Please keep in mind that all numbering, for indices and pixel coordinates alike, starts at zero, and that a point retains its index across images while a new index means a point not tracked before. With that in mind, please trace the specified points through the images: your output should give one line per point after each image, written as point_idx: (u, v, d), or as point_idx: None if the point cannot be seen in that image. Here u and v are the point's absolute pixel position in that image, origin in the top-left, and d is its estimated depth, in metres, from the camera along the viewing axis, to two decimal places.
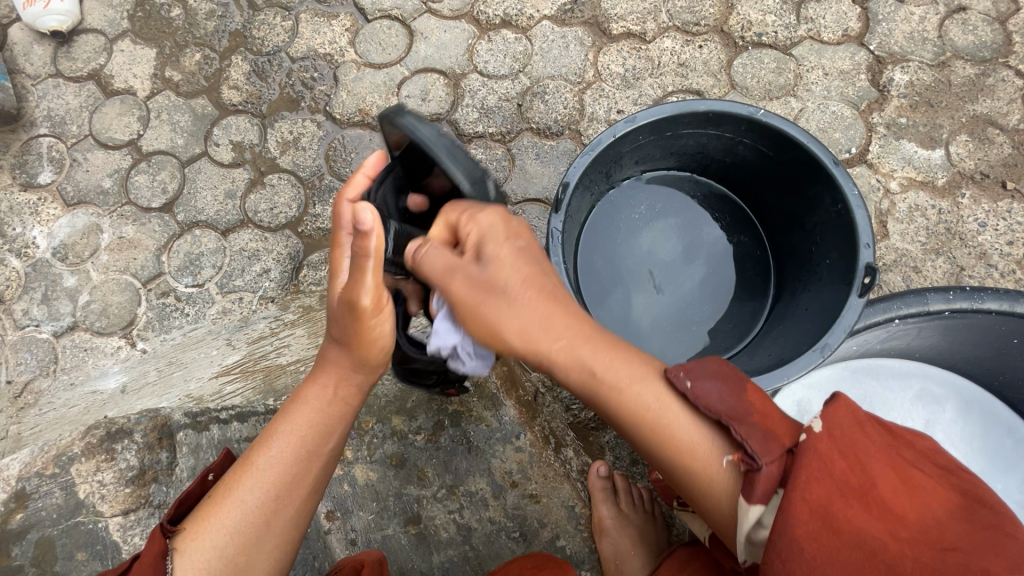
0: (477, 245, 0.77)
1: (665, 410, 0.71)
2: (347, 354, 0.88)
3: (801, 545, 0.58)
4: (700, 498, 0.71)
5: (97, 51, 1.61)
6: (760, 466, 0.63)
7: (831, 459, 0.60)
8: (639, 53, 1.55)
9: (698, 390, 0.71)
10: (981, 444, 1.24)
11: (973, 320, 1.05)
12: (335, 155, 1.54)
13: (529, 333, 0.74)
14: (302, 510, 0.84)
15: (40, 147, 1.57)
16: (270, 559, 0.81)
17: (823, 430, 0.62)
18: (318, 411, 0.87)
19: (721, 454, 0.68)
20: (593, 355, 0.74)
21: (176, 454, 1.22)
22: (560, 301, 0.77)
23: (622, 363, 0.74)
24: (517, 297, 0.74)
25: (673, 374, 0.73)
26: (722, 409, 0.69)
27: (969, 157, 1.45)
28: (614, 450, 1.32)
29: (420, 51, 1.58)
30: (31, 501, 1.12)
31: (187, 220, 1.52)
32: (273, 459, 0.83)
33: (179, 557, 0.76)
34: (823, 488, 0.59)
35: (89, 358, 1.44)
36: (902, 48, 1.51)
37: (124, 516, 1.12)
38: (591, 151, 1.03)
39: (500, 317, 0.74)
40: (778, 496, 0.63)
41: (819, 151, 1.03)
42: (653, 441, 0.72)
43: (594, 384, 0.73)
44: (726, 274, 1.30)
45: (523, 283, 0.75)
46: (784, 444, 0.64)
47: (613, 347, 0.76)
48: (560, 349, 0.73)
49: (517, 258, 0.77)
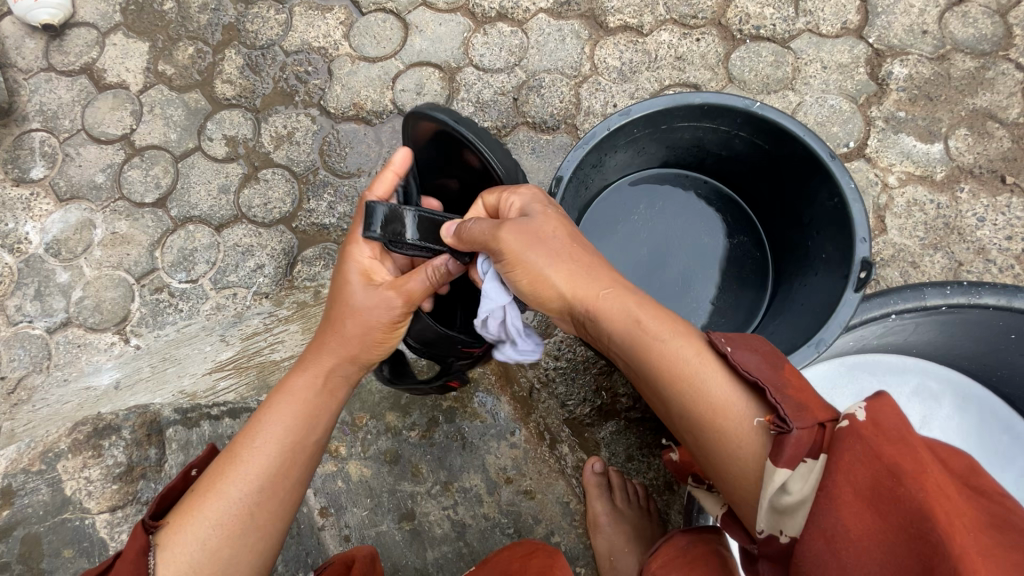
0: (522, 209, 0.86)
1: (704, 366, 0.73)
2: (344, 346, 0.92)
3: (839, 520, 0.57)
4: (723, 455, 0.70)
5: (90, 44, 1.60)
6: (791, 429, 0.63)
7: (882, 446, 0.57)
8: (636, 46, 1.53)
9: (737, 355, 0.72)
10: (977, 439, 1.24)
11: (970, 316, 1.04)
12: (329, 149, 1.53)
13: (580, 284, 0.81)
14: (291, 495, 0.85)
15: (33, 142, 1.55)
16: (258, 546, 0.80)
17: (868, 419, 0.60)
18: (304, 401, 0.88)
19: (753, 415, 0.69)
20: (639, 307, 0.79)
21: (165, 451, 1.22)
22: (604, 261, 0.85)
23: (662, 320, 0.78)
24: (565, 252, 0.83)
25: (714, 338, 0.75)
26: (760, 375, 0.70)
27: (968, 151, 1.44)
28: (610, 446, 1.27)
29: (415, 45, 1.57)
30: (18, 498, 1.09)
31: (181, 215, 1.51)
32: (259, 450, 0.83)
33: (163, 551, 0.74)
34: (868, 471, 0.57)
35: (82, 355, 1.43)
36: (902, 41, 1.49)
37: (111, 513, 1.11)
38: (586, 145, 1.01)
39: (549, 269, 0.82)
40: (806, 465, 0.62)
41: (816, 144, 1.02)
42: (686, 392, 0.73)
43: (637, 332, 0.77)
44: (721, 276, 1.29)
45: (571, 243, 0.84)
46: (818, 417, 0.64)
47: (655, 306, 0.81)
48: (605, 297, 0.80)
49: (563, 220, 0.86)
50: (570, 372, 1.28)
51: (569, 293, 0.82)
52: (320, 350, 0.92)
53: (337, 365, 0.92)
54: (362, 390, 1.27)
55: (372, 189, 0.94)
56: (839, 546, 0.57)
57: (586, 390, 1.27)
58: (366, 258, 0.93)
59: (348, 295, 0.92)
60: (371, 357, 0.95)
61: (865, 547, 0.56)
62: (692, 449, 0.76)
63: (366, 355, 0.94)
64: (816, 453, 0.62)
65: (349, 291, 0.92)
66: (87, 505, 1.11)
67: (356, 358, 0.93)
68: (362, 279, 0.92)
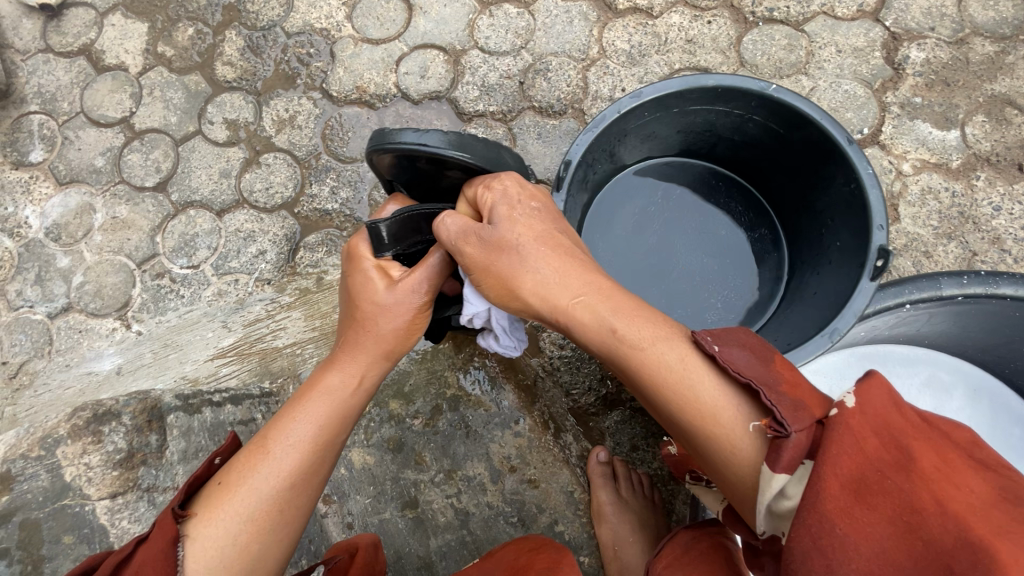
0: (491, 209, 0.83)
1: (690, 370, 0.71)
2: (374, 342, 0.89)
3: (830, 516, 0.56)
4: (719, 465, 0.68)
5: (87, 25, 1.57)
6: (789, 432, 0.60)
7: (864, 435, 0.57)
8: (645, 28, 1.50)
9: (725, 355, 0.70)
10: (989, 432, 1.22)
11: (987, 306, 1.01)
12: (332, 134, 1.50)
13: (549, 292, 0.80)
14: (315, 491, 0.84)
15: (31, 124, 1.53)
16: (283, 544, 0.80)
17: (856, 405, 0.59)
18: (339, 399, 0.86)
19: (747, 420, 0.67)
20: (615, 313, 0.76)
21: (166, 437, 1.19)
22: (575, 259, 0.82)
23: (644, 322, 0.75)
24: (533, 255, 0.81)
25: (700, 337, 0.72)
26: (751, 374, 0.68)
27: (985, 138, 1.41)
28: (615, 435, 1.27)
29: (419, 26, 1.53)
30: (16, 483, 1.01)
31: (182, 200, 1.49)
32: (292, 447, 0.81)
33: (193, 543, 0.73)
34: (855, 464, 0.56)
35: (84, 340, 1.42)
36: (919, 24, 1.45)
37: (112, 499, 1.05)
38: (595, 128, 0.99)
39: (519, 276, 0.81)
40: (804, 466, 0.60)
41: (832, 128, 0.99)
42: (671, 401, 0.71)
43: (615, 340, 0.75)
44: (736, 269, 1.26)
45: (540, 242, 0.82)
46: (814, 414, 0.61)
47: (637, 307, 0.78)
48: (579, 303, 0.78)
49: (532, 215, 0.84)
50: (575, 361, 1.26)
51: (541, 304, 0.80)
52: (354, 344, 0.89)
53: (372, 361, 0.89)
54: None
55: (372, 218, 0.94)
56: (830, 542, 0.56)
57: (591, 378, 1.26)
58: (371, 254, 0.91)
59: (364, 291, 0.89)
60: (401, 354, 0.93)
61: (855, 541, 0.56)
62: (689, 452, 0.74)
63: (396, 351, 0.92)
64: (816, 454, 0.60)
65: (370, 289, 0.88)
66: (86, 490, 1.04)
67: (387, 356, 0.91)
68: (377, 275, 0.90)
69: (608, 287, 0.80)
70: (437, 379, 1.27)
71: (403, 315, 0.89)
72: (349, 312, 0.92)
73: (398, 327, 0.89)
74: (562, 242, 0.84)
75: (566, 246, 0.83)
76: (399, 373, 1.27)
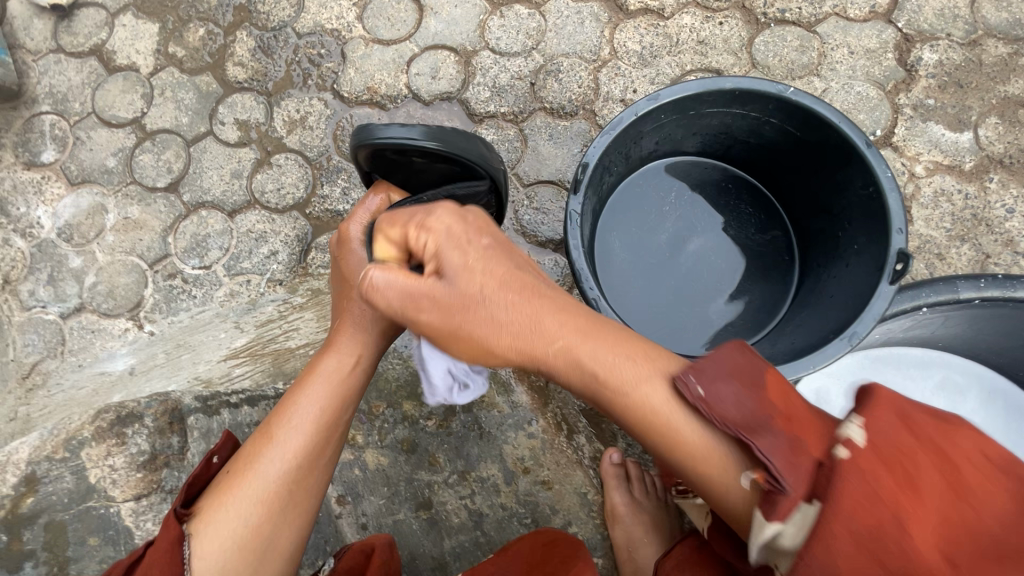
0: (436, 258, 0.72)
1: (673, 415, 0.67)
2: (369, 329, 0.91)
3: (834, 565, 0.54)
4: (711, 501, 0.68)
5: (98, 25, 1.57)
6: (784, 488, 0.57)
7: (873, 477, 0.54)
8: (656, 29, 1.49)
9: (710, 397, 0.65)
10: (1002, 434, 1.23)
11: (1004, 309, 1.02)
12: (343, 135, 1.51)
13: (524, 344, 0.70)
14: (326, 465, 0.85)
15: (43, 125, 1.53)
16: (298, 519, 0.81)
17: (863, 443, 0.56)
18: (338, 377, 0.88)
19: (738, 469, 0.64)
20: (593, 354, 0.70)
21: (187, 438, 1.21)
22: (547, 299, 0.72)
23: (620, 351, 0.71)
24: (498, 308, 0.70)
25: (682, 379, 0.67)
26: (738, 419, 0.63)
27: (998, 140, 1.40)
28: (626, 436, 1.28)
29: (430, 27, 1.53)
30: (42, 484, 1.10)
31: (194, 200, 1.49)
32: (296, 428, 0.82)
33: (199, 540, 0.73)
34: (863, 514, 0.54)
35: (96, 340, 1.43)
36: (931, 26, 1.45)
37: (136, 501, 1.12)
38: (612, 131, 0.99)
39: (489, 336, 0.71)
40: (801, 513, 0.56)
41: (851, 131, 0.99)
42: (658, 445, 0.69)
43: (600, 386, 0.70)
44: (749, 270, 1.26)
45: (504, 283, 0.71)
46: (814, 455, 0.58)
47: (614, 342, 0.72)
48: (557, 353, 0.71)
49: (486, 257, 0.72)
50: None
51: (518, 355, 0.72)
52: (347, 330, 0.92)
53: (368, 337, 0.92)
54: (379, 378, 1.26)
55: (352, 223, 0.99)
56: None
57: None
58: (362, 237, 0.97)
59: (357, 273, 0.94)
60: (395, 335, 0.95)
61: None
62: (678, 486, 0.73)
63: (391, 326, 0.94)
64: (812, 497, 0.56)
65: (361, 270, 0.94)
66: (111, 493, 1.12)
67: (384, 337, 0.93)
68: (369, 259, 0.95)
69: (586, 323, 0.72)
70: None
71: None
72: (344, 296, 0.95)
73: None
74: (524, 275, 0.73)
75: (532, 284, 0.73)
76: (413, 374, 1.27)
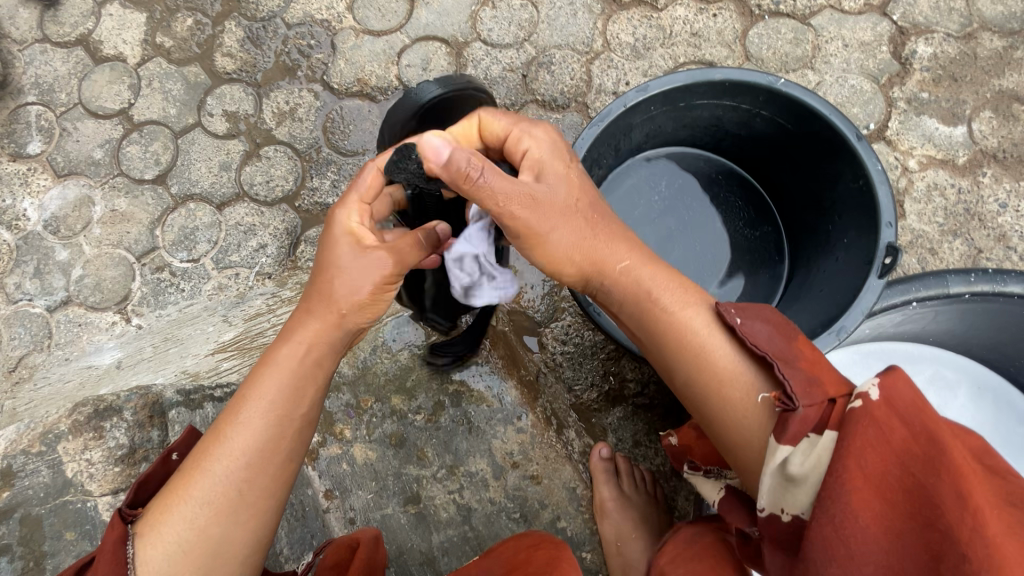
0: (536, 168, 0.81)
1: (711, 338, 0.76)
2: (327, 313, 0.85)
3: (852, 509, 0.57)
4: (724, 429, 0.74)
5: (85, 15, 1.54)
6: (796, 406, 0.65)
7: (892, 427, 0.58)
8: (650, 21, 1.48)
9: (746, 328, 0.74)
10: (992, 429, 1.23)
11: (994, 305, 1.01)
12: (332, 127, 1.49)
13: (596, 256, 0.83)
14: (281, 469, 0.81)
15: (28, 115, 1.51)
16: (251, 525, 0.78)
17: (880, 398, 0.60)
18: (288, 374, 0.83)
19: (757, 390, 0.72)
20: (651, 279, 0.83)
21: (167, 433, 1.21)
22: (622, 231, 0.86)
23: (671, 280, 0.83)
24: (579, 223, 0.81)
25: (724, 310, 0.77)
26: (768, 349, 0.72)
27: (992, 134, 1.40)
28: (617, 432, 1.27)
29: (421, 18, 1.51)
30: (19, 479, 1.08)
31: (182, 193, 1.48)
32: (244, 426, 0.79)
33: (143, 539, 0.74)
34: (879, 458, 0.58)
35: (83, 334, 1.41)
36: (927, 19, 1.44)
37: (114, 495, 1.11)
38: (601, 122, 0.98)
39: (565, 243, 0.81)
40: (807, 441, 0.64)
41: (841, 123, 0.98)
42: (692, 365, 0.77)
43: (649, 305, 0.81)
44: (735, 265, 1.25)
45: (580, 203, 0.82)
46: (828, 393, 0.65)
47: (666, 273, 0.84)
48: (622, 270, 0.83)
49: (579, 179, 0.83)
50: (578, 356, 1.29)
51: (585, 266, 0.83)
52: (305, 313, 0.87)
53: (324, 331, 0.85)
54: (367, 372, 1.25)
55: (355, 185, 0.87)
56: (849, 532, 0.57)
57: (594, 375, 1.28)
58: (354, 220, 0.87)
59: (330, 253, 0.86)
60: (358, 323, 0.88)
61: (874, 534, 0.57)
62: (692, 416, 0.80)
63: (352, 317, 0.87)
64: (821, 429, 0.63)
65: (335, 251, 0.85)
66: (89, 487, 1.10)
67: (343, 323, 0.86)
68: (347, 240, 0.86)
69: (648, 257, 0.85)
70: (438, 374, 1.26)
71: (363, 279, 0.84)
72: (312, 278, 0.87)
73: (352, 295, 0.85)
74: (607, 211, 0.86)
75: (607, 215, 0.85)
76: (403, 368, 1.26)
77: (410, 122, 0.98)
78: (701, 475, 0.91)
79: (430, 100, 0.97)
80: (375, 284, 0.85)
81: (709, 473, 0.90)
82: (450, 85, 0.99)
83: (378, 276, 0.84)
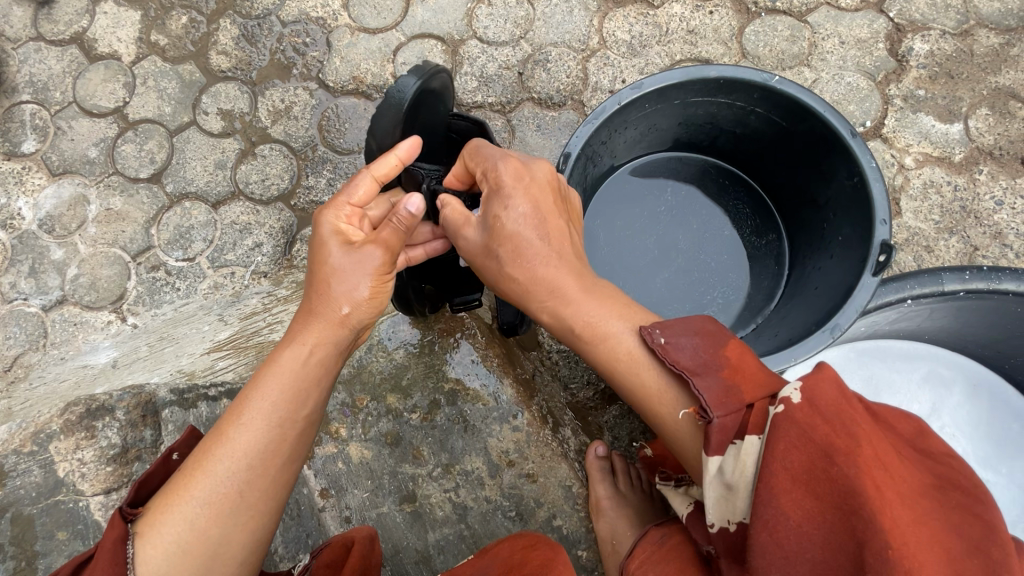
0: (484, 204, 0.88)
1: (637, 362, 0.76)
2: (331, 313, 0.87)
3: (782, 510, 0.57)
4: (668, 445, 0.76)
5: (79, 13, 1.54)
6: (711, 418, 0.65)
7: (812, 424, 0.57)
8: (646, 19, 1.47)
9: (669, 347, 0.73)
10: (987, 427, 1.25)
11: (990, 301, 1.01)
12: (328, 125, 1.48)
13: (523, 288, 0.86)
14: (283, 469, 0.82)
15: (22, 115, 1.50)
16: (250, 527, 0.78)
17: (803, 400, 0.58)
18: (291, 373, 0.83)
19: (678, 406, 0.73)
20: (575, 313, 0.82)
21: (161, 432, 1.20)
22: (549, 256, 0.85)
23: (600, 305, 0.82)
24: (517, 258, 0.85)
25: (647, 333, 0.76)
26: (689, 365, 0.71)
27: (989, 132, 1.39)
28: (613, 429, 1.31)
29: (417, 15, 1.51)
30: (9, 478, 1.09)
31: (177, 191, 1.47)
32: (245, 427, 0.79)
33: (145, 540, 0.73)
34: (803, 455, 0.57)
35: (79, 333, 1.41)
36: (924, 16, 1.44)
37: (106, 495, 1.11)
38: (594, 120, 0.98)
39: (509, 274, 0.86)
40: (733, 447, 0.64)
41: (835, 121, 0.98)
42: (624, 389, 0.78)
43: (577, 340, 0.82)
44: (737, 267, 1.26)
45: (500, 244, 0.86)
46: (744, 399, 0.65)
47: (598, 299, 0.83)
48: (547, 309, 0.85)
49: (518, 218, 0.85)
50: (573, 356, 1.32)
51: (521, 296, 0.87)
52: (307, 315, 0.88)
53: (327, 330, 0.87)
54: (363, 371, 1.26)
55: (348, 193, 0.91)
56: (783, 534, 0.57)
57: (590, 372, 1.32)
58: (343, 221, 0.90)
59: (323, 255, 0.89)
60: (360, 320, 0.90)
61: (806, 533, 0.56)
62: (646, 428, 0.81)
63: (353, 315, 0.89)
64: (743, 434, 0.63)
65: (325, 250, 0.88)
66: (80, 487, 1.10)
67: (348, 321, 0.89)
68: (336, 240, 0.89)
69: (582, 281, 0.84)
70: (434, 373, 1.26)
71: (360, 276, 0.87)
72: (309, 282, 0.89)
73: (352, 293, 0.87)
74: (545, 244, 0.85)
75: (545, 242, 0.85)
76: (397, 367, 1.27)
77: (398, 126, 0.96)
78: (672, 484, 0.90)
79: (413, 93, 0.95)
80: (370, 277, 0.87)
81: (679, 483, 0.90)
82: (425, 77, 0.97)
83: (370, 270, 0.87)
